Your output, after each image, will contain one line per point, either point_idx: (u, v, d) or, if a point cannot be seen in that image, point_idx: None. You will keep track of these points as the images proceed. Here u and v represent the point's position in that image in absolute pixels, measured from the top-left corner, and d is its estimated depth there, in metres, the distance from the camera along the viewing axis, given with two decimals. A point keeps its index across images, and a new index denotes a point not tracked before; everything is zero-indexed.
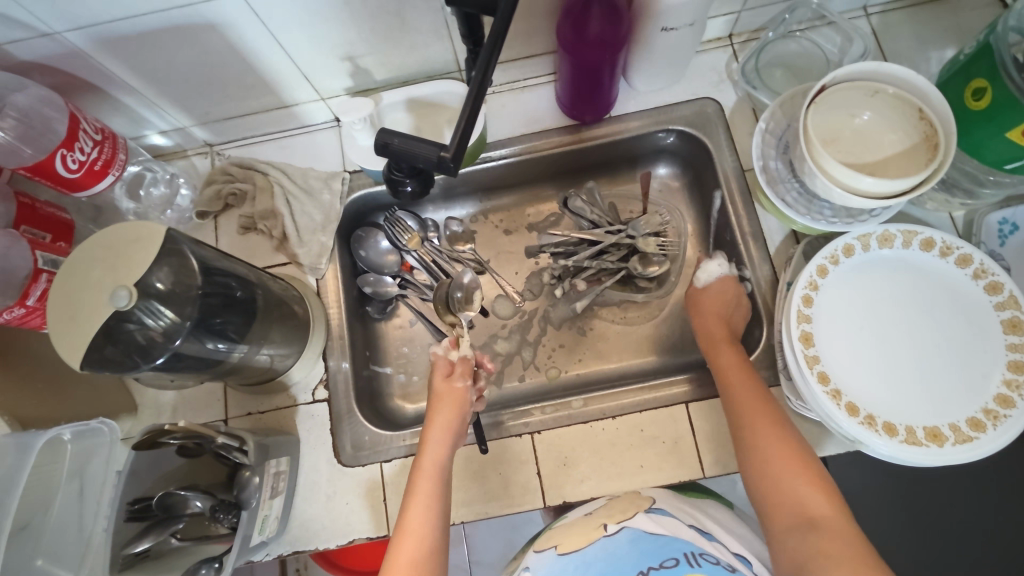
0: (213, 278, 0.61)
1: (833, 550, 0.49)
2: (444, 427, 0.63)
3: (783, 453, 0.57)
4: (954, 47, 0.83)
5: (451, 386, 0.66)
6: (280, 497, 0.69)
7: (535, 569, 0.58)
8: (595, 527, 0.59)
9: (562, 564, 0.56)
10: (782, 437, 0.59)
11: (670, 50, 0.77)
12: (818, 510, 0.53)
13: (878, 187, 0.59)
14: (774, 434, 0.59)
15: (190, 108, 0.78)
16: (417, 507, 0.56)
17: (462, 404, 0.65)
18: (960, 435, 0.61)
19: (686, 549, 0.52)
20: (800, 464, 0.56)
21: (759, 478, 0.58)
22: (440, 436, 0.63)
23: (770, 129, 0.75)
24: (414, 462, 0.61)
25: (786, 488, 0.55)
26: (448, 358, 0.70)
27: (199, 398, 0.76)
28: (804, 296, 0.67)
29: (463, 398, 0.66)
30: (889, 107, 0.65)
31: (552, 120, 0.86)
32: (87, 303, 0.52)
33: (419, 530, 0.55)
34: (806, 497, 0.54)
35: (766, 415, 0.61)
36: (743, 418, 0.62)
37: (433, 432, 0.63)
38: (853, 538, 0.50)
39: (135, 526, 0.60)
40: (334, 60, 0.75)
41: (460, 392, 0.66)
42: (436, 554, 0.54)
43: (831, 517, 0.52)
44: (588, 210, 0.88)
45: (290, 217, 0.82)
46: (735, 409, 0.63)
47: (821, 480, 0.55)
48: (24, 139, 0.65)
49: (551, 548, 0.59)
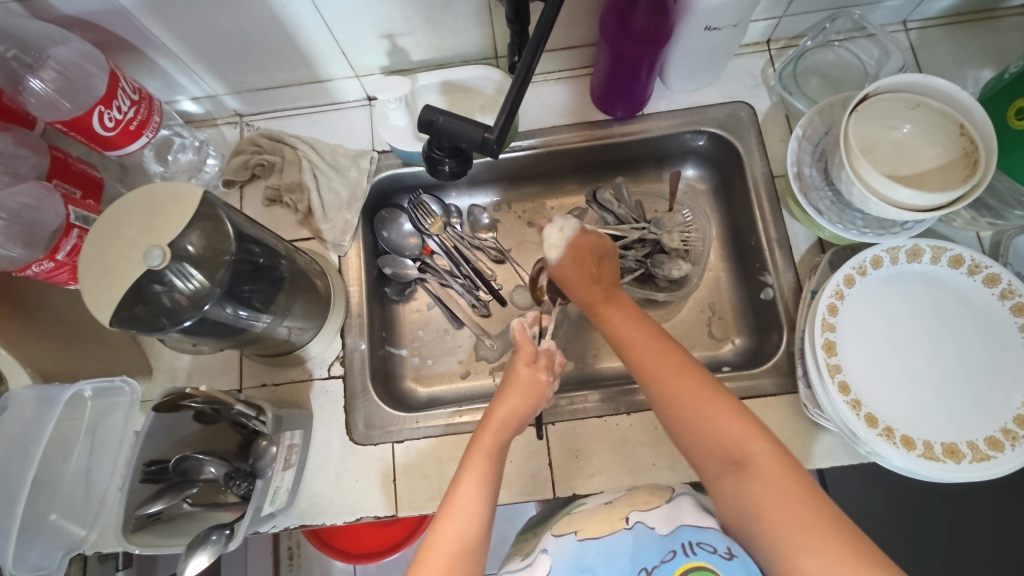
0: (244, 244, 0.61)
1: (763, 493, 0.49)
2: (511, 415, 0.62)
3: (694, 399, 0.55)
4: (991, 67, 0.82)
5: (534, 377, 0.66)
6: (292, 469, 0.68)
7: (554, 552, 0.57)
8: (617, 518, 0.58)
9: (583, 550, 0.56)
10: (686, 379, 0.57)
11: (709, 50, 0.77)
12: (737, 448, 0.52)
13: (916, 199, 0.59)
14: (679, 377, 0.57)
15: (226, 75, 0.78)
16: (469, 486, 0.55)
17: (539, 397, 0.65)
18: (978, 453, 0.61)
19: (684, 540, 0.52)
20: (706, 401, 0.55)
21: (675, 425, 0.56)
22: (502, 424, 0.61)
23: (806, 136, 0.75)
24: (472, 441, 0.60)
25: (699, 429, 0.54)
26: (532, 345, 0.69)
27: (215, 366, 0.76)
28: (830, 305, 0.67)
29: (538, 387, 0.65)
30: (929, 122, 0.65)
31: (584, 113, 0.86)
32: (122, 261, 0.52)
33: (466, 513, 0.53)
34: (724, 434, 0.53)
35: (667, 362, 0.59)
36: (643, 368, 0.60)
37: (500, 414, 0.62)
38: (779, 471, 0.50)
39: (150, 488, 0.60)
40: (373, 38, 0.75)
41: (542, 383, 0.66)
42: (484, 537, 0.52)
43: (752, 449, 0.51)
44: (615, 204, 0.88)
45: (316, 192, 0.82)
46: (635, 359, 0.61)
47: (734, 412, 0.54)
48: (63, 93, 0.64)
49: (571, 533, 0.59)
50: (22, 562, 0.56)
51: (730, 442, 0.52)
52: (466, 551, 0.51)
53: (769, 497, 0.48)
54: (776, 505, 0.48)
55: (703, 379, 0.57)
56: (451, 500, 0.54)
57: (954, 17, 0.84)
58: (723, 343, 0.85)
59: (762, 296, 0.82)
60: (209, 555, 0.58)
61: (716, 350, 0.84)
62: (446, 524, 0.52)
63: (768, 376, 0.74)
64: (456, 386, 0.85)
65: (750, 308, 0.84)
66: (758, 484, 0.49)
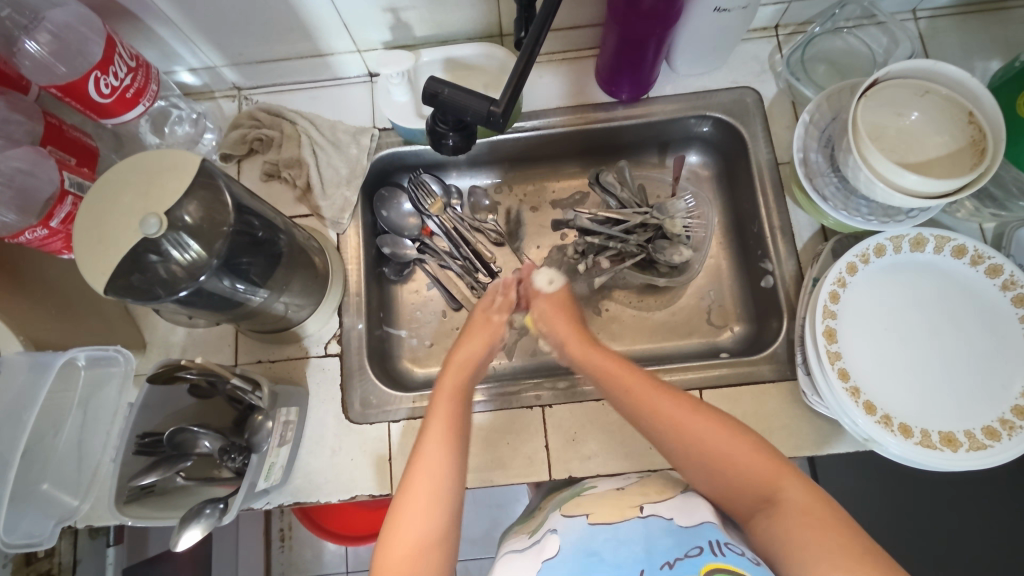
0: (242, 216, 0.60)
1: (802, 527, 0.46)
2: (471, 355, 0.62)
3: (710, 435, 0.53)
4: (999, 58, 0.82)
5: (487, 320, 0.67)
6: (288, 446, 0.68)
7: (563, 532, 0.56)
8: (628, 506, 0.58)
9: (593, 534, 0.54)
10: (693, 414, 0.55)
11: (717, 33, 0.76)
12: (766, 484, 0.50)
13: (922, 185, 0.59)
14: (692, 416, 0.54)
15: (226, 47, 0.77)
16: (428, 455, 0.52)
17: (493, 338, 0.65)
18: (974, 442, 0.62)
19: (711, 538, 0.50)
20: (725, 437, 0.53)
21: (692, 463, 0.54)
22: (463, 366, 0.61)
23: (813, 122, 0.74)
24: (427, 408, 0.56)
25: (726, 468, 0.52)
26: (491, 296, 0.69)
27: (210, 341, 0.76)
28: (831, 292, 0.67)
29: (496, 331, 0.66)
30: (939, 109, 0.65)
31: (588, 94, 0.85)
32: (118, 227, 0.51)
33: (429, 505, 0.49)
34: (752, 470, 0.51)
35: (666, 400, 0.56)
36: (642, 411, 0.56)
37: (456, 359, 0.62)
38: (811, 504, 0.48)
39: (144, 460, 0.59)
40: (376, 11, 0.74)
41: (497, 326, 0.66)
42: (447, 532, 0.49)
43: (782, 484, 0.49)
44: (618, 188, 0.86)
45: (316, 168, 0.81)
46: (631, 404, 0.57)
47: (756, 447, 0.52)
48: (58, 57, 0.63)
49: (582, 516, 0.58)
50: (14, 530, 0.56)
51: (759, 481, 0.51)
52: (431, 544, 0.48)
53: (806, 534, 0.46)
54: (813, 539, 0.45)
55: (715, 417, 0.54)
56: (410, 483, 0.51)
57: (964, 7, 0.83)
58: (722, 330, 0.84)
59: (762, 283, 0.81)
60: (202, 528, 0.57)
61: (715, 337, 0.84)
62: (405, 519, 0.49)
63: (767, 363, 0.74)
64: None
65: (751, 296, 0.84)
66: (793, 519, 0.47)
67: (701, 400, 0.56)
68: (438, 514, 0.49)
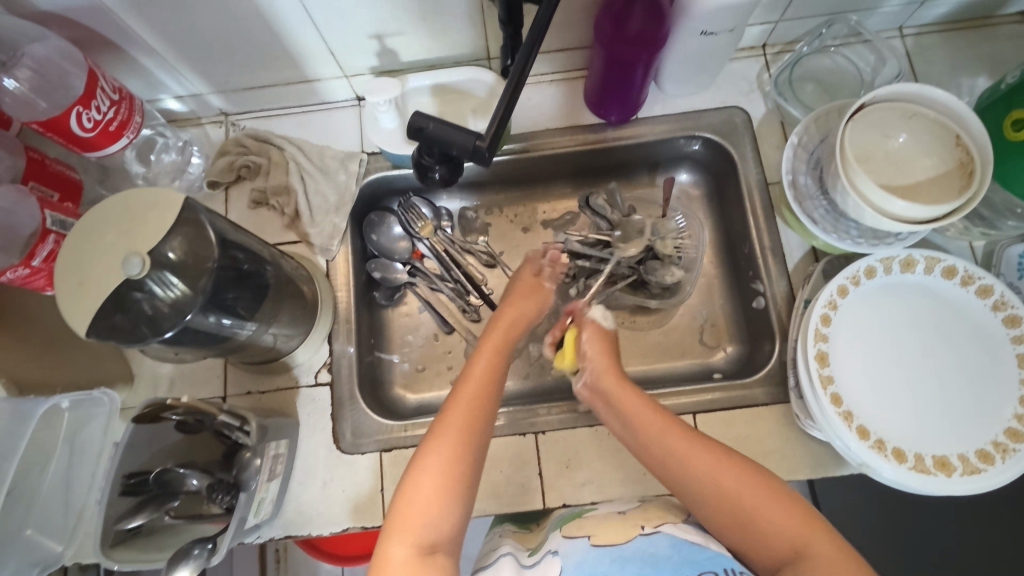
0: (227, 251, 0.60)
1: None
2: (517, 317, 0.68)
3: (744, 484, 0.53)
4: (986, 75, 0.82)
5: (535, 283, 0.72)
6: (278, 480, 0.67)
7: (565, 554, 0.56)
8: (631, 526, 0.58)
9: (596, 555, 0.54)
10: (728, 465, 0.55)
11: (705, 55, 0.76)
12: (793, 537, 0.50)
13: (910, 210, 0.59)
14: (728, 464, 0.55)
15: (212, 75, 0.76)
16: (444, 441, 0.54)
17: (538, 304, 0.71)
18: (968, 466, 0.61)
19: (725, 566, 0.51)
20: (756, 487, 0.53)
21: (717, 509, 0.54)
22: (510, 324, 0.67)
23: (802, 144, 0.74)
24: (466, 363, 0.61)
25: (754, 519, 0.52)
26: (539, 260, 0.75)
27: (198, 372, 0.75)
28: (822, 315, 0.67)
29: (539, 296, 0.71)
30: (926, 131, 0.65)
31: (577, 116, 0.85)
32: (99, 269, 0.50)
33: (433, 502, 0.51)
34: (782, 522, 0.51)
35: (704, 449, 0.56)
36: (672, 458, 0.56)
37: (505, 318, 0.67)
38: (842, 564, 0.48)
39: (129, 501, 0.58)
40: (363, 38, 0.73)
41: (545, 290, 0.72)
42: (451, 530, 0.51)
43: (813, 541, 0.50)
44: (609, 210, 0.86)
45: (304, 196, 0.80)
46: (662, 452, 0.57)
47: (784, 497, 0.52)
48: (40, 93, 0.63)
49: (584, 537, 0.58)
50: None
51: (789, 533, 0.51)
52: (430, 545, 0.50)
53: None
54: None
55: (747, 466, 0.55)
56: (419, 470, 0.53)
57: (950, 24, 0.84)
58: (715, 351, 0.84)
59: (754, 304, 0.81)
60: (191, 569, 0.56)
61: (708, 358, 0.84)
62: (414, 521, 0.50)
63: (760, 385, 0.73)
64: (444, 392, 0.84)
65: (743, 316, 0.84)
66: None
67: (735, 450, 0.56)
68: (452, 512, 0.51)
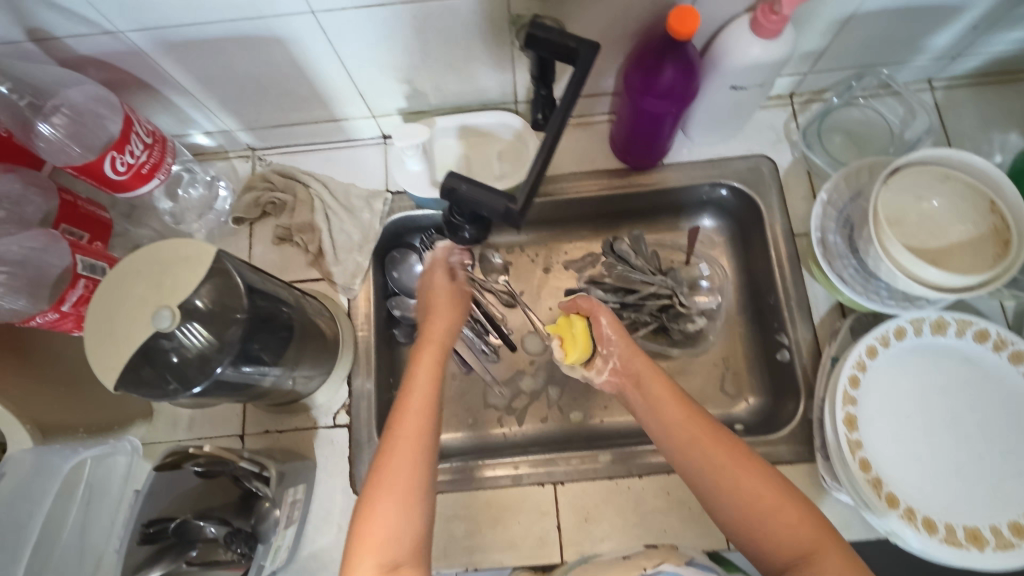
0: (254, 299, 0.59)
1: None
2: (448, 325, 0.65)
3: (754, 484, 0.52)
4: (1017, 130, 0.81)
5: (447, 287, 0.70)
6: (294, 526, 0.67)
7: None
8: (635, 566, 0.56)
9: None
10: (742, 465, 0.53)
11: (733, 107, 0.76)
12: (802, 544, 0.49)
13: (945, 279, 0.58)
14: (741, 466, 0.53)
15: (242, 114, 0.77)
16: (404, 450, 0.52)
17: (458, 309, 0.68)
18: (1001, 539, 0.60)
19: None
20: (764, 489, 0.52)
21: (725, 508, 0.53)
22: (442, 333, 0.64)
23: (831, 201, 0.73)
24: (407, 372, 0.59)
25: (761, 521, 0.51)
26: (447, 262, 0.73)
27: (217, 410, 0.75)
28: (851, 375, 0.66)
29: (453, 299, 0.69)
30: (961, 196, 0.64)
31: (602, 160, 0.85)
32: (129, 323, 0.50)
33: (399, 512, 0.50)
34: (788, 526, 0.50)
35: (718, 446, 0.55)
36: (691, 451, 0.55)
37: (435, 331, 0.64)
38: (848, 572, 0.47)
39: (148, 549, 0.58)
40: (392, 82, 0.74)
41: (463, 293, 0.70)
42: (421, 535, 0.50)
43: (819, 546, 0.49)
44: (633, 255, 0.84)
45: (329, 234, 0.80)
46: (683, 444, 0.56)
47: (793, 503, 0.51)
48: (74, 138, 0.64)
49: None
50: None
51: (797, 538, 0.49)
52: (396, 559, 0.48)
53: None
54: None
55: (759, 468, 0.53)
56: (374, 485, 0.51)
57: (981, 78, 0.83)
58: (737, 401, 0.82)
59: (777, 356, 0.80)
60: None
61: (730, 407, 0.82)
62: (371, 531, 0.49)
63: (784, 443, 0.72)
64: (461, 435, 0.83)
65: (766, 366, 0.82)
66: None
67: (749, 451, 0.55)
68: (413, 519, 0.50)
